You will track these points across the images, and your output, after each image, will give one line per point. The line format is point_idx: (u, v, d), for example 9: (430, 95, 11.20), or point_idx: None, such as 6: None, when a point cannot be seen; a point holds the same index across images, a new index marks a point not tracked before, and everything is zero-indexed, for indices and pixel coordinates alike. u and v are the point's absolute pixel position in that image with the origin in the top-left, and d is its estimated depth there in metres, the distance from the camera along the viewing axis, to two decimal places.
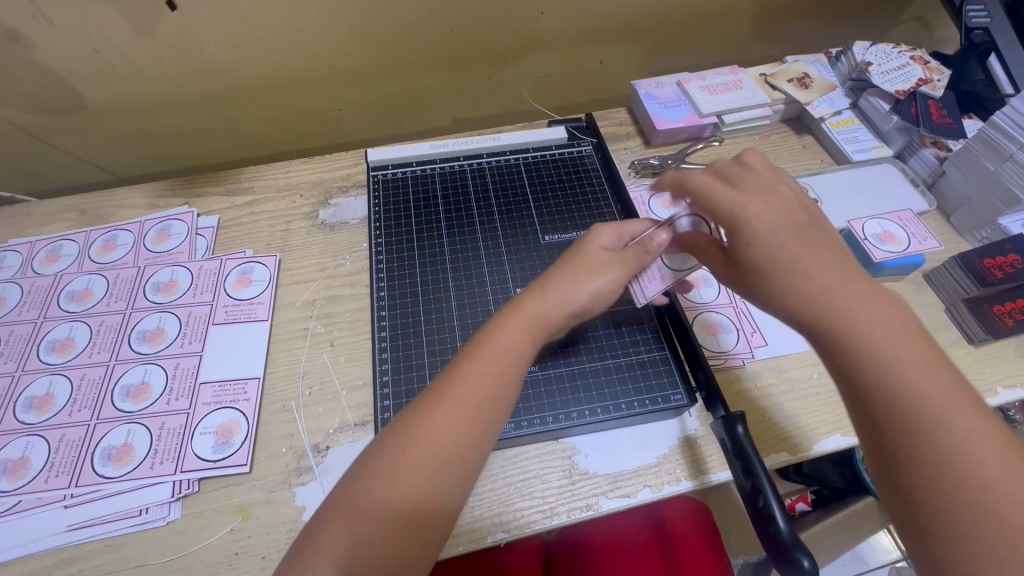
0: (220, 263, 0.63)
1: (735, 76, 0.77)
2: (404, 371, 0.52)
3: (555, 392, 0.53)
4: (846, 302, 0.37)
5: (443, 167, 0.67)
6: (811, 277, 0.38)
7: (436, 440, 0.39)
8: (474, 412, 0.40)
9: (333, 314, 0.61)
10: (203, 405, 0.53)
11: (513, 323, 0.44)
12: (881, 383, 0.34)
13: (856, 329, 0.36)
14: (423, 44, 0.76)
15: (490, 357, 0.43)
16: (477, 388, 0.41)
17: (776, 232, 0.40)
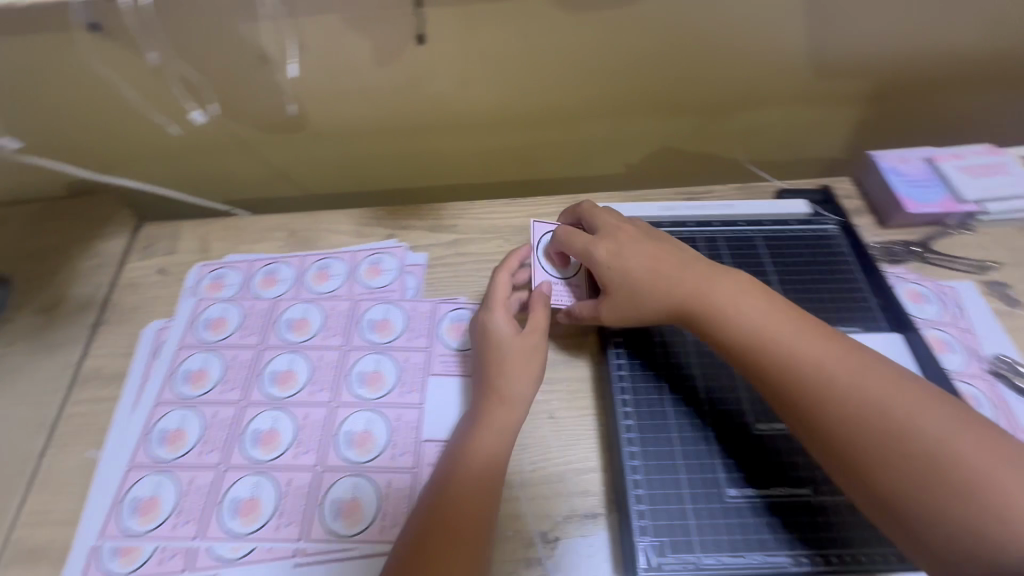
0: (434, 306, 0.61)
1: (997, 158, 0.67)
2: (657, 470, 0.48)
3: (836, 525, 0.45)
4: (773, 329, 0.44)
5: (673, 232, 0.61)
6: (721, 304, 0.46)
7: (456, 500, 0.44)
8: (464, 499, 0.44)
9: (551, 380, 0.57)
10: (427, 466, 0.50)
11: (483, 438, 0.47)
12: (840, 406, 0.39)
13: (805, 354, 0.42)
14: (641, 92, 0.72)
15: (479, 448, 0.47)
16: (473, 473, 0.45)
17: (633, 266, 0.51)
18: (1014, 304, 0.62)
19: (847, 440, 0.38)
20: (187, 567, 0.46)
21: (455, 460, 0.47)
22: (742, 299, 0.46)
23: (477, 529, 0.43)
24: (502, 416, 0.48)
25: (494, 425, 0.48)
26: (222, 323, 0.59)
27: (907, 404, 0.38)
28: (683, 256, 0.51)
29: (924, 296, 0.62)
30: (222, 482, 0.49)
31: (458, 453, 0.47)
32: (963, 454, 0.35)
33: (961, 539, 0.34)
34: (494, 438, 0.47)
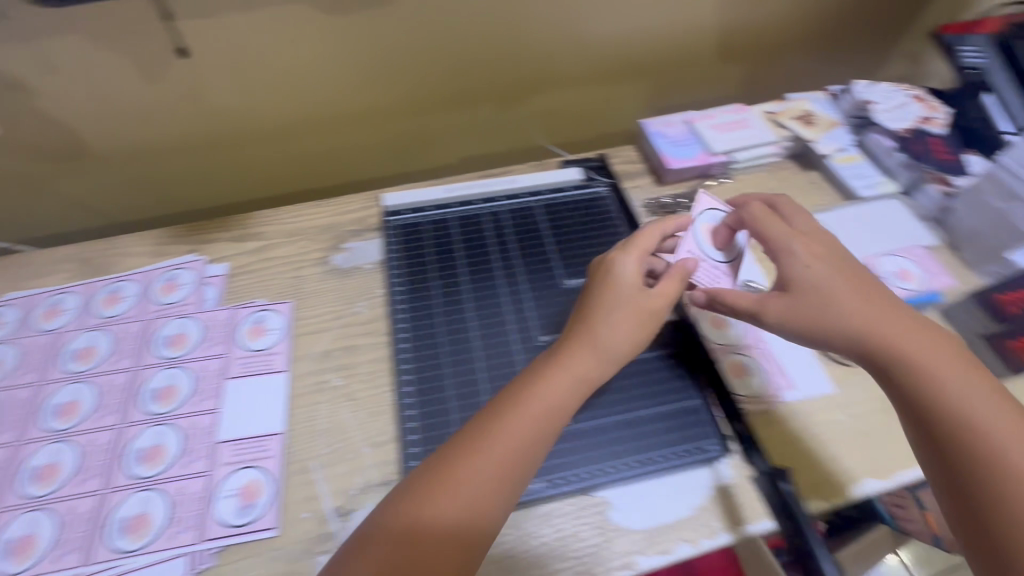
0: (232, 312, 0.61)
1: (741, 114, 0.78)
2: (434, 427, 0.51)
3: (585, 447, 0.53)
4: (943, 367, 0.44)
5: (461, 212, 0.66)
6: (889, 336, 0.46)
7: (450, 511, 0.41)
8: (489, 497, 0.43)
9: (352, 366, 0.59)
10: (222, 467, 0.51)
11: (482, 442, 0.44)
12: (952, 406, 0.43)
13: (887, 348, 0.46)
14: (431, 86, 0.77)
15: (486, 447, 0.44)
16: (485, 468, 0.43)
17: (827, 291, 0.48)
18: None
19: (948, 410, 0.43)
20: None
21: (446, 463, 0.43)
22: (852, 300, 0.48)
23: (485, 526, 0.42)
24: (522, 422, 0.45)
25: (539, 410, 0.46)
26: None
27: (1012, 439, 0.41)
28: (860, 281, 0.49)
29: None
30: None
31: (454, 457, 0.44)
32: (1011, 432, 0.41)
33: (992, 505, 0.39)
34: (515, 434, 0.45)
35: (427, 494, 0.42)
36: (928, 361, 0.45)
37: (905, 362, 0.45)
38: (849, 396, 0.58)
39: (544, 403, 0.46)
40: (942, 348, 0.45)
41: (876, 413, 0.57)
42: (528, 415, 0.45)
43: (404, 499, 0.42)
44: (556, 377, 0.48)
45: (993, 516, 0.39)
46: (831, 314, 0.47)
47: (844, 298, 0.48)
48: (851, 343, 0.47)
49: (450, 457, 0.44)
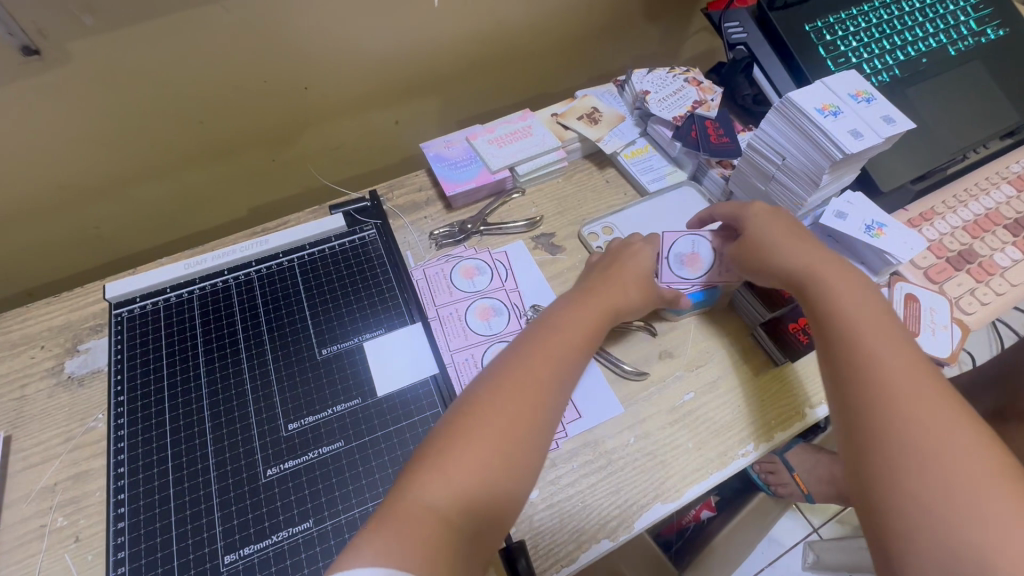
0: None
1: (524, 122, 0.75)
2: (147, 565, 0.44)
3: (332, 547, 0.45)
4: (836, 279, 0.50)
5: (205, 288, 0.58)
6: (794, 261, 0.52)
7: (515, 429, 0.43)
8: (516, 442, 0.43)
9: (80, 498, 0.50)
10: None
11: (526, 377, 0.46)
12: (850, 343, 0.45)
13: (831, 305, 0.48)
14: (174, 143, 0.68)
15: (488, 416, 0.43)
16: (510, 407, 0.44)
17: (769, 234, 0.55)
18: (555, 251, 0.68)
19: (857, 351, 0.44)
20: None
21: (474, 412, 0.44)
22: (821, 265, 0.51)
23: (524, 466, 0.42)
24: (571, 337, 0.50)
25: (538, 368, 0.47)
26: None
27: (897, 368, 0.42)
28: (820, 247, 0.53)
29: (478, 268, 0.66)
30: None
31: (475, 405, 0.44)
32: (887, 365, 0.42)
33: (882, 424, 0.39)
34: (532, 380, 0.46)
35: (440, 446, 0.42)
36: (831, 278, 0.50)
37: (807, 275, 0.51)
38: (637, 412, 0.56)
39: (556, 358, 0.48)
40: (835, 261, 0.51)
41: (663, 430, 0.55)
42: (535, 371, 0.46)
43: (424, 460, 0.41)
44: (569, 328, 0.50)
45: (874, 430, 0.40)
46: (770, 245, 0.54)
47: (765, 237, 0.55)
48: (777, 270, 0.53)
49: (463, 406, 0.45)
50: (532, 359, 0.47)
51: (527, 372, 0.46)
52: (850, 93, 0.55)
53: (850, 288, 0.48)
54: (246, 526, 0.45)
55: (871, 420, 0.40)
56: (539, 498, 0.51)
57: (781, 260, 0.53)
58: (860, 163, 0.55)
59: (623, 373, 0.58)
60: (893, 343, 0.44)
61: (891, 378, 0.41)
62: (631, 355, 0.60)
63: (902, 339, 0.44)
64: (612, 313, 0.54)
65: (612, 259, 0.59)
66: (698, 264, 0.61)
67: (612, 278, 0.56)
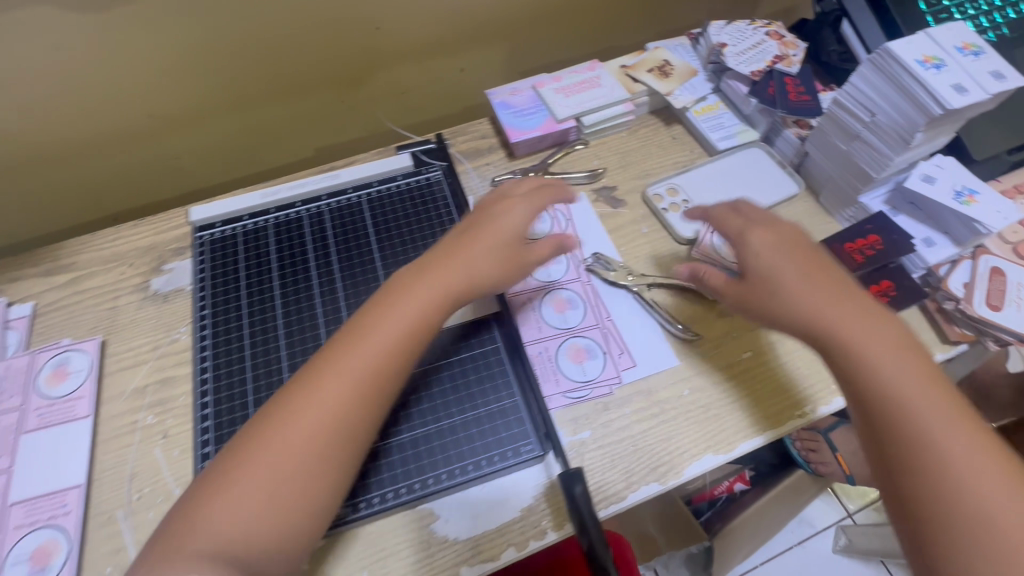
0: (32, 357, 0.56)
1: (593, 72, 0.73)
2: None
3: (399, 463, 0.50)
4: (852, 326, 0.45)
5: (279, 217, 0.61)
6: (816, 311, 0.46)
7: (280, 452, 0.42)
8: (325, 450, 0.43)
9: (167, 400, 0.55)
10: (13, 530, 0.47)
11: (339, 370, 0.45)
12: (887, 408, 0.42)
13: (864, 361, 0.44)
14: (250, 77, 0.70)
15: (276, 445, 0.42)
16: (308, 420, 0.43)
17: (787, 275, 0.48)
18: (617, 205, 0.68)
19: (892, 416, 0.42)
20: None
21: (281, 424, 0.43)
22: (848, 316, 0.46)
23: (330, 469, 0.43)
24: (408, 311, 0.48)
25: (355, 358, 0.45)
26: None
27: (934, 429, 0.41)
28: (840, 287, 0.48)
29: (538, 216, 0.66)
30: None
31: (275, 424, 0.43)
32: (927, 430, 0.41)
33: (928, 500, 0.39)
34: (391, 339, 0.47)
35: (229, 470, 0.42)
36: (854, 327, 0.45)
37: (830, 330, 0.46)
38: (693, 366, 0.56)
39: (356, 366, 0.45)
40: (851, 298, 0.47)
41: (716, 385, 0.55)
42: (340, 372, 0.45)
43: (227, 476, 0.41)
44: (379, 328, 0.47)
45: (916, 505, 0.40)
46: (778, 292, 0.48)
47: (785, 277, 0.48)
48: (794, 320, 0.47)
49: (297, 382, 0.45)
50: (342, 359, 0.45)
51: (338, 367, 0.45)
52: (956, 46, 0.52)
53: (873, 337, 0.45)
54: None
55: (926, 505, 0.39)
56: (591, 437, 0.52)
57: (793, 307, 0.47)
58: (957, 123, 0.52)
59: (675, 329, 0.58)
60: (920, 389, 0.42)
61: (928, 435, 0.40)
62: (687, 314, 0.59)
63: (920, 379, 0.43)
64: (442, 306, 0.49)
65: (477, 221, 0.54)
66: (736, 254, 0.59)
67: (456, 256, 0.51)
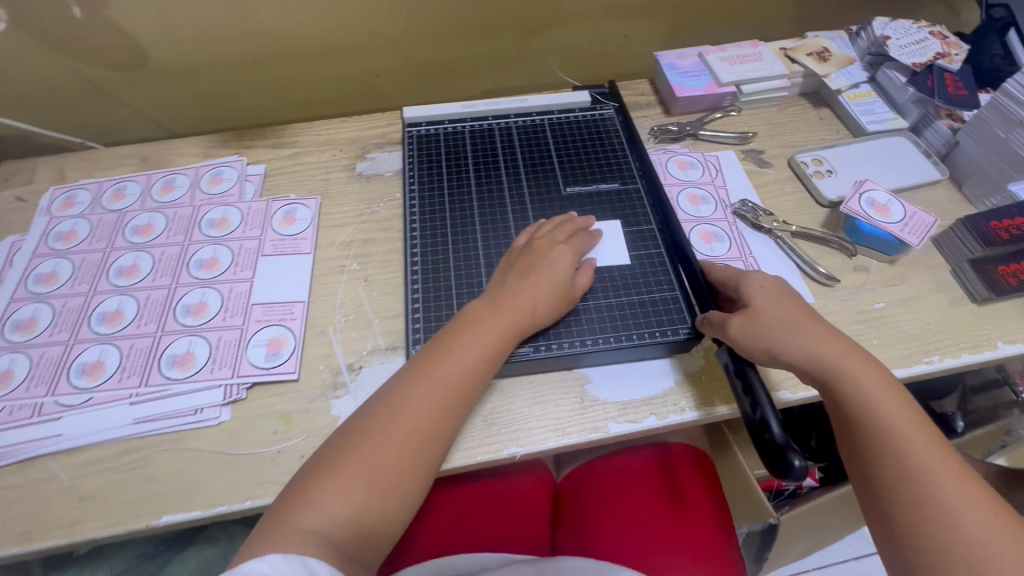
0: (267, 203, 0.69)
1: (755, 49, 0.80)
2: (434, 303, 0.58)
3: (570, 323, 0.57)
4: (851, 363, 0.47)
5: (474, 125, 0.71)
6: (817, 352, 0.48)
7: (348, 470, 0.45)
8: (423, 441, 0.47)
9: (368, 254, 0.66)
10: (253, 323, 0.59)
11: (393, 421, 0.47)
12: (881, 435, 0.44)
13: (864, 394, 0.46)
14: (455, 13, 0.81)
15: (359, 451, 0.46)
16: (408, 422, 0.47)
17: (778, 313, 0.50)
18: (764, 166, 0.74)
19: (886, 443, 0.44)
20: (36, 418, 0.53)
21: (389, 415, 0.47)
22: (847, 354, 0.48)
23: (404, 476, 0.46)
24: (442, 369, 0.50)
25: (403, 413, 0.47)
26: (73, 233, 0.66)
27: (933, 462, 0.42)
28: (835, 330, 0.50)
29: (691, 164, 0.73)
30: (71, 352, 0.57)
31: (411, 375, 0.50)
32: (919, 459, 0.43)
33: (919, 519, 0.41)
34: (541, 301, 0.54)
35: (313, 485, 0.44)
36: (853, 370, 0.47)
37: (824, 369, 0.48)
38: (826, 305, 0.62)
39: (445, 377, 0.49)
40: (845, 343, 0.49)
41: (848, 324, 0.60)
42: (398, 416, 0.47)
43: (326, 470, 0.45)
44: (468, 343, 0.51)
45: (905, 524, 0.41)
46: (787, 326, 0.49)
47: (767, 316, 0.50)
48: (798, 357, 0.48)
49: (374, 412, 0.48)
50: (394, 409, 0.48)
51: (398, 408, 0.48)
52: None
53: (865, 373, 0.47)
54: None
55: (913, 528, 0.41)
56: None
57: (798, 345, 0.48)
58: None
59: (812, 273, 0.63)
60: (914, 431, 0.44)
61: (919, 462, 0.42)
62: (825, 263, 0.65)
63: (912, 419, 0.45)
64: (565, 298, 0.55)
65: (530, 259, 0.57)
66: (888, 214, 0.63)
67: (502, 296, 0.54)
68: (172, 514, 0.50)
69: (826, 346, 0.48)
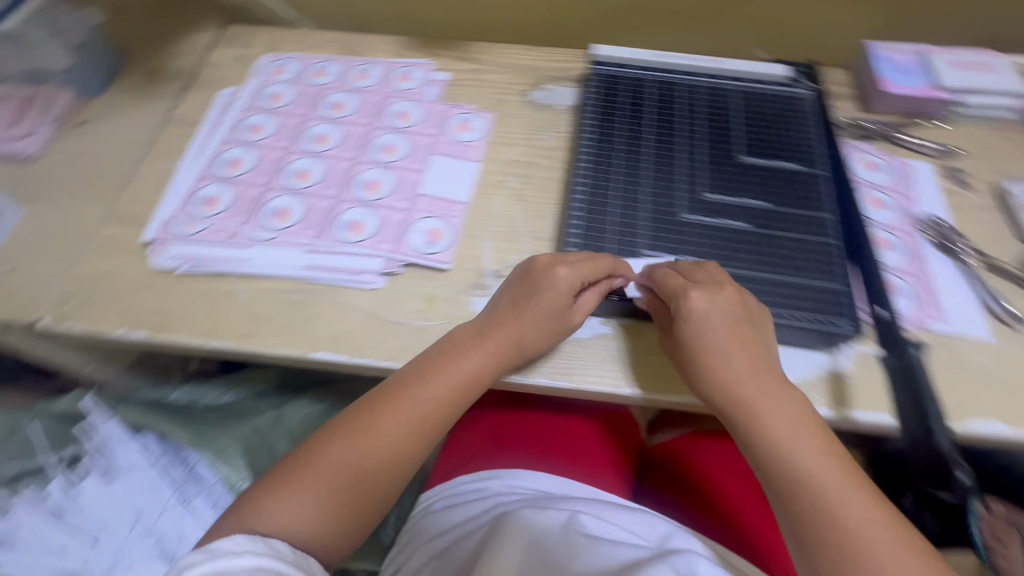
0: (447, 108, 0.72)
1: (989, 60, 0.72)
2: (592, 233, 0.58)
3: None
4: (759, 393, 0.48)
5: (660, 76, 0.70)
6: (734, 383, 0.49)
7: (318, 472, 0.50)
8: (367, 469, 0.51)
9: (528, 177, 0.68)
10: (418, 210, 0.63)
11: (365, 430, 0.51)
12: (788, 465, 0.46)
13: (767, 425, 0.47)
14: None
15: (326, 456, 0.50)
16: (378, 442, 0.51)
17: (708, 339, 0.50)
18: (963, 187, 0.67)
19: (794, 469, 0.46)
20: (233, 242, 0.61)
21: (329, 444, 0.51)
22: (763, 383, 0.49)
23: (363, 494, 0.51)
24: (435, 389, 0.52)
25: (383, 421, 0.51)
26: (280, 97, 0.73)
27: (835, 487, 0.44)
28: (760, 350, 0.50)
29: (879, 166, 0.68)
30: (266, 196, 0.64)
31: (394, 393, 0.52)
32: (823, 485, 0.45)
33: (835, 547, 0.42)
34: (530, 333, 0.54)
35: (284, 484, 0.49)
36: (769, 398, 0.48)
37: (739, 397, 0.49)
38: (1004, 347, 0.56)
39: (422, 401, 0.52)
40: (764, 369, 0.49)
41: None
42: (375, 424, 0.51)
43: (260, 494, 0.48)
44: (423, 390, 0.52)
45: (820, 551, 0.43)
46: (714, 352, 0.50)
47: (700, 338, 0.51)
48: (714, 383, 0.50)
49: (348, 422, 0.52)
50: (375, 418, 0.52)
51: (371, 423, 0.51)
52: None
53: (779, 399, 0.48)
54: (664, 241, 0.58)
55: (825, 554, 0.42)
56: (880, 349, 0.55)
57: (715, 372, 0.50)
58: None
59: (996, 311, 0.58)
60: (818, 459, 0.46)
61: (823, 490, 0.44)
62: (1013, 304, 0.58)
63: (815, 441, 0.47)
64: (557, 328, 0.54)
65: (528, 286, 0.55)
66: None
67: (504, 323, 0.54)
68: (323, 352, 0.56)
69: (734, 369, 0.49)
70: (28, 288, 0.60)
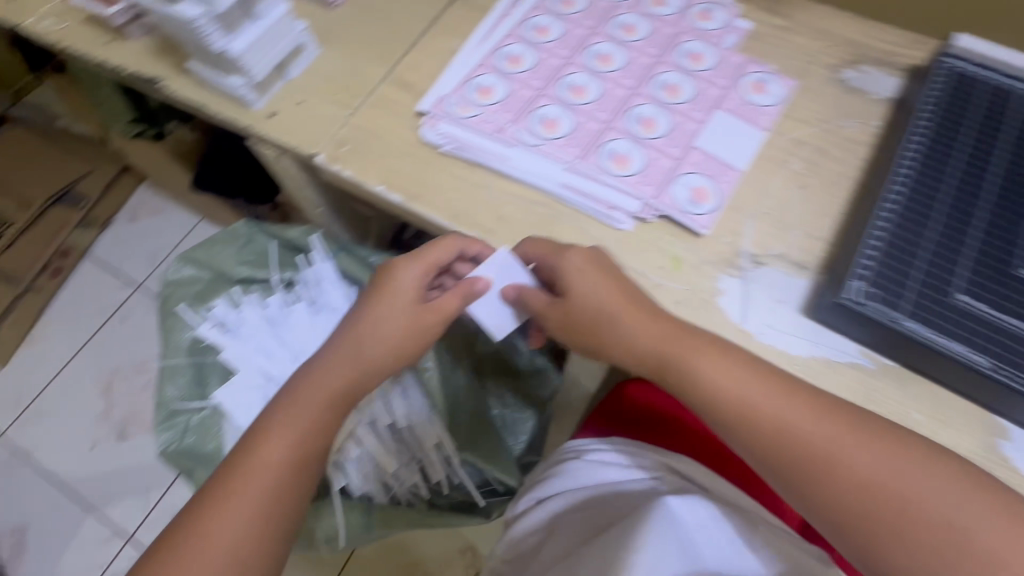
0: (745, 62, 0.65)
1: None
2: (901, 253, 0.49)
3: None
4: (783, 407, 0.44)
5: None
6: (743, 394, 0.45)
7: (253, 468, 0.47)
8: (312, 448, 0.49)
9: (816, 164, 0.60)
10: (687, 164, 0.58)
11: (292, 416, 0.49)
12: (848, 472, 0.42)
13: (793, 438, 0.44)
14: None
15: (262, 450, 0.48)
16: (308, 415, 0.49)
17: (677, 346, 0.48)
18: None
19: (853, 476, 0.42)
20: (498, 137, 0.61)
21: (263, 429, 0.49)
22: (779, 395, 0.45)
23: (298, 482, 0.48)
24: (339, 373, 0.51)
25: (302, 400, 0.50)
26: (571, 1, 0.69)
27: (908, 482, 0.41)
28: (754, 363, 0.47)
29: None
30: (538, 101, 0.62)
31: (312, 373, 0.52)
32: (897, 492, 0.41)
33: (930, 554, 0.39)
34: (395, 324, 0.53)
35: (222, 499, 0.46)
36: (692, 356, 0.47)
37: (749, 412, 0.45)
38: None
39: (341, 377, 0.51)
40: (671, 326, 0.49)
41: None
42: (297, 408, 0.50)
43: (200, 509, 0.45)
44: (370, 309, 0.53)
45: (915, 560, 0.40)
46: (698, 373, 0.47)
47: (674, 347, 0.48)
48: (712, 396, 0.46)
49: (256, 429, 0.49)
50: (285, 401, 0.50)
51: (285, 416, 0.49)
52: None
53: (802, 417, 0.44)
54: (990, 294, 0.48)
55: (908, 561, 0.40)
56: None
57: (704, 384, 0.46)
58: None
59: None
60: (859, 454, 0.42)
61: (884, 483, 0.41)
62: None
63: (839, 424, 0.43)
64: (417, 317, 0.53)
65: (379, 294, 0.54)
66: None
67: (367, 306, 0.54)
68: None
69: (725, 381, 0.46)
70: (312, 124, 0.65)
